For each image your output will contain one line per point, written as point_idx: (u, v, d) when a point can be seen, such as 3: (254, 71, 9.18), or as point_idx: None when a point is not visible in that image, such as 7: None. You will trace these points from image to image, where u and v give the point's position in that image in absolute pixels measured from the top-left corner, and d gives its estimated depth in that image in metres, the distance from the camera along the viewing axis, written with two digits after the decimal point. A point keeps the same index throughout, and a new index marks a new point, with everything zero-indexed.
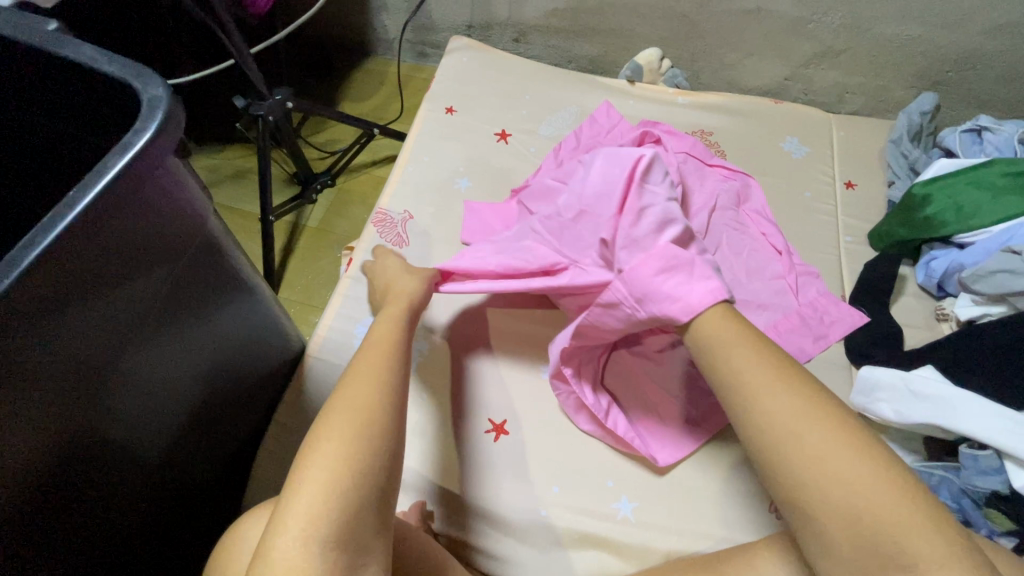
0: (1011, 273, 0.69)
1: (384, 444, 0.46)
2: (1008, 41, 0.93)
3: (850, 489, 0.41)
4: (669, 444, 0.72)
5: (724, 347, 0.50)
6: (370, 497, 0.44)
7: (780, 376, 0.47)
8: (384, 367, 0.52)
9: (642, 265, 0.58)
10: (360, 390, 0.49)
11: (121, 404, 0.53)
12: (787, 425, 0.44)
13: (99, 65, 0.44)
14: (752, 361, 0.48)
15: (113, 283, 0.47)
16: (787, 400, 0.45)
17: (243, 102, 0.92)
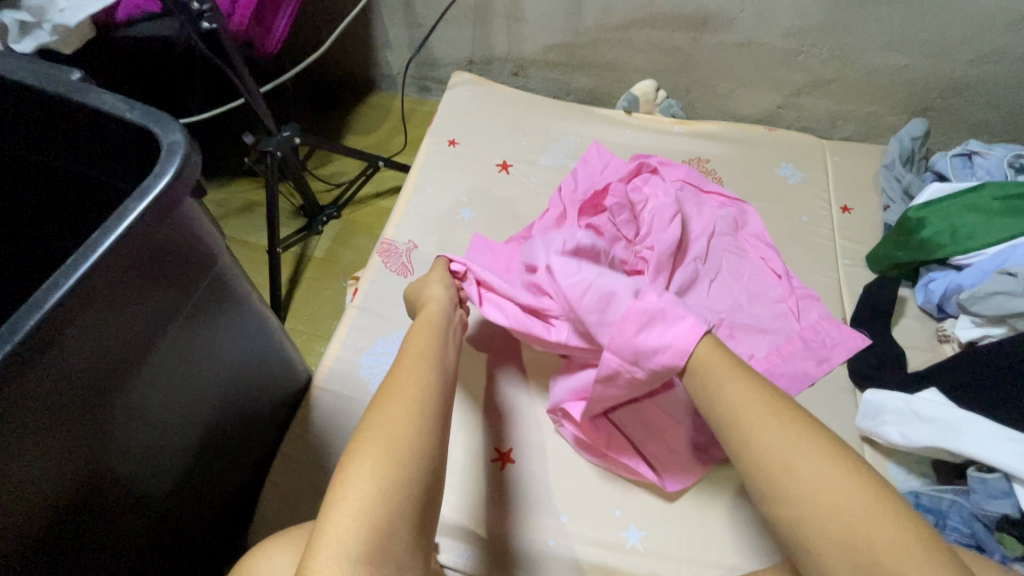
0: (1007, 295, 0.70)
1: (415, 470, 0.46)
2: (992, 68, 0.96)
3: (841, 515, 0.41)
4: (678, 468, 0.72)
5: (715, 376, 0.52)
6: (401, 522, 0.44)
7: (770, 402, 0.48)
8: (414, 383, 0.52)
9: (622, 328, 0.61)
10: (388, 411, 0.49)
11: (129, 436, 0.53)
12: (775, 451, 0.45)
13: (121, 112, 0.46)
14: (741, 389, 0.50)
15: (128, 320, 0.48)
16: (781, 432, 0.46)
17: (252, 138, 0.94)
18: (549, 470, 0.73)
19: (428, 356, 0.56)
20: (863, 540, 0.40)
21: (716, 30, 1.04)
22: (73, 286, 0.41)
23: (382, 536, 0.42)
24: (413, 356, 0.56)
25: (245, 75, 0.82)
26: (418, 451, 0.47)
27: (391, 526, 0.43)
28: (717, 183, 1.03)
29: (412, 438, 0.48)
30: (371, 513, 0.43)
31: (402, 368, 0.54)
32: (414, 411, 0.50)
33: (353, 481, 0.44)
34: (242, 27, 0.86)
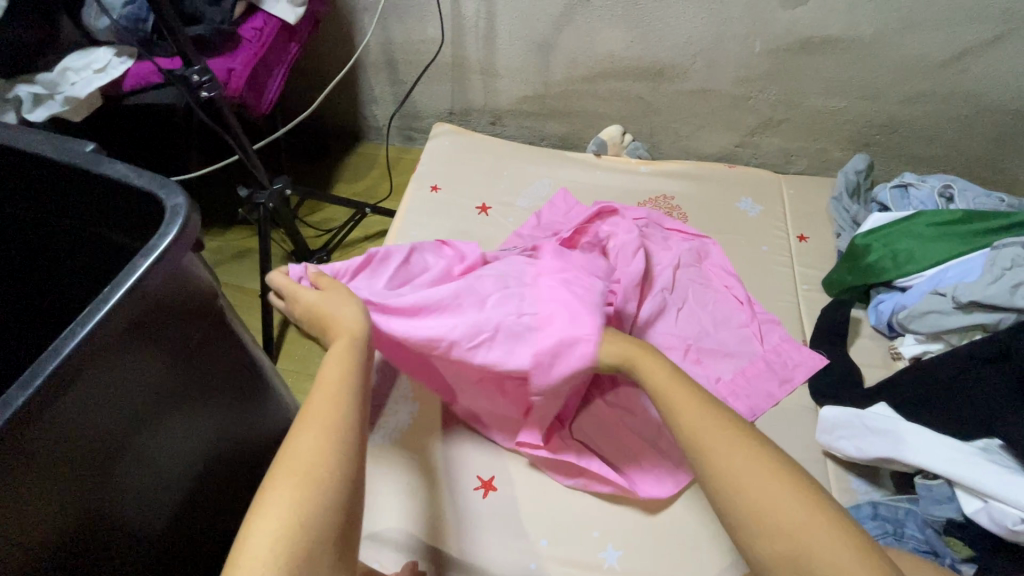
0: (939, 313, 0.77)
1: (333, 485, 0.45)
2: (922, 107, 1.06)
3: (778, 529, 0.44)
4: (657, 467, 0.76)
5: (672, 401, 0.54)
6: (321, 543, 0.43)
7: (727, 429, 0.50)
8: (335, 407, 0.50)
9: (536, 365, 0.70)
10: (308, 437, 0.47)
11: (130, 468, 0.57)
12: (729, 471, 0.47)
13: (130, 179, 0.52)
14: (700, 415, 0.51)
15: (133, 363, 0.53)
16: (733, 451, 0.48)
17: (245, 191, 1.01)
18: (527, 496, 0.77)
19: (348, 373, 0.54)
20: (802, 552, 0.42)
21: (672, 80, 1.14)
22: (88, 333, 0.47)
23: (300, 563, 0.41)
24: (333, 381, 0.52)
25: (239, 133, 0.89)
26: (337, 477, 0.46)
27: (310, 554, 0.42)
28: (681, 219, 1.11)
29: (331, 464, 0.46)
30: (294, 540, 0.42)
31: (318, 393, 0.52)
32: (333, 437, 0.48)
33: (272, 508, 0.43)
34: (238, 92, 0.94)
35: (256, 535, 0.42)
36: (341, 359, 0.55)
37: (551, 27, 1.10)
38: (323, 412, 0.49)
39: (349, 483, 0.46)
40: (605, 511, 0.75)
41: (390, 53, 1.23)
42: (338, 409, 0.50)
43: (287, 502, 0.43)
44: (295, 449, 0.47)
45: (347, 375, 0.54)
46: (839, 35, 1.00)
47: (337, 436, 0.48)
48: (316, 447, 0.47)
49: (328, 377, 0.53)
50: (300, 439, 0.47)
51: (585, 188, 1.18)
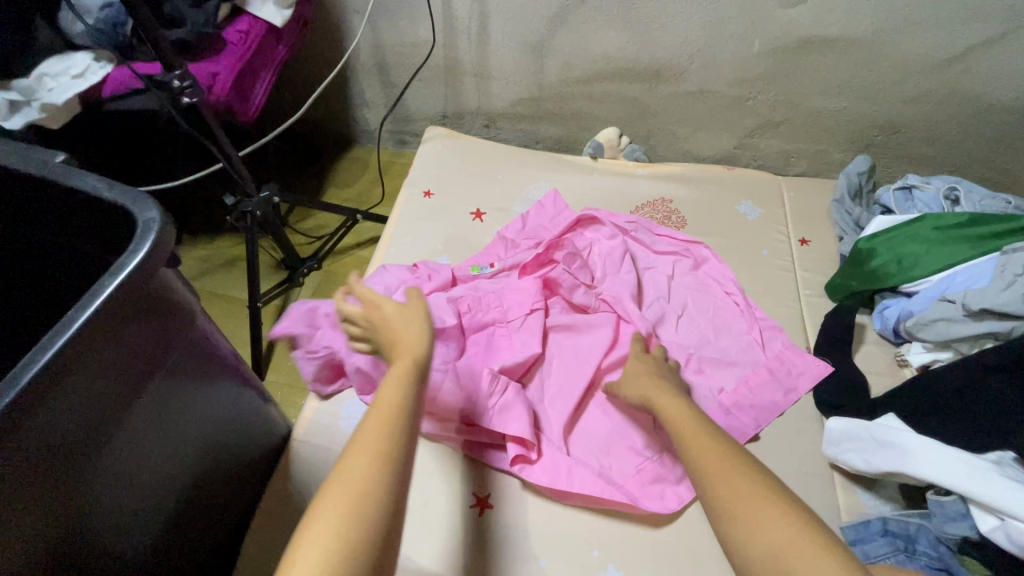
0: (948, 321, 0.74)
1: (378, 513, 0.44)
2: (924, 108, 1.04)
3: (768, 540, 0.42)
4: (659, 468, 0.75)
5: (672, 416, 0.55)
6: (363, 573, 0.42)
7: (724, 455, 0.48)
8: (385, 428, 0.48)
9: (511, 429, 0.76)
10: (356, 461, 0.46)
11: (113, 494, 0.54)
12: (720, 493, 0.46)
13: (101, 192, 0.49)
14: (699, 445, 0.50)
15: (105, 386, 0.50)
16: (723, 476, 0.46)
17: (231, 199, 0.97)
18: (524, 514, 0.74)
19: (401, 393, 0.52)
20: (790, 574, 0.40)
21: (668, 81, 1.11)
22: (53, 361, 0.44)
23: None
24: (386, 403, 0.50)
25: (225, 141, 0.87)
26: (383, 505, 0.44)
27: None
28: (679, 223, 1.08)
29: (375, 492, 0.44)
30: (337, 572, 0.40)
31: (373, 414, 0.50)
32: (387, 461, 0.46)
33: (318, 534, 0.42)
34: (222, 98, 0.91)
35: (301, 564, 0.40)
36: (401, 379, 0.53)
37: (545, 28, 1.08)
38: (376, 434, 0.48)
39: (393, 512, 0.45)
40: (606, 528, 0.73)
41: (381, 55, 1.20)
42: (386, 434, 0.48)
43: (335, 528, 0.42)
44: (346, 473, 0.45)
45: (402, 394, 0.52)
46: (839, 34, 0.98)
47: (391, 463, 0.46)
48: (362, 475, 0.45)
49: (382, 399, 0.51)
50: (351, 462, 0.46)
51: (582, 192, 1.15)
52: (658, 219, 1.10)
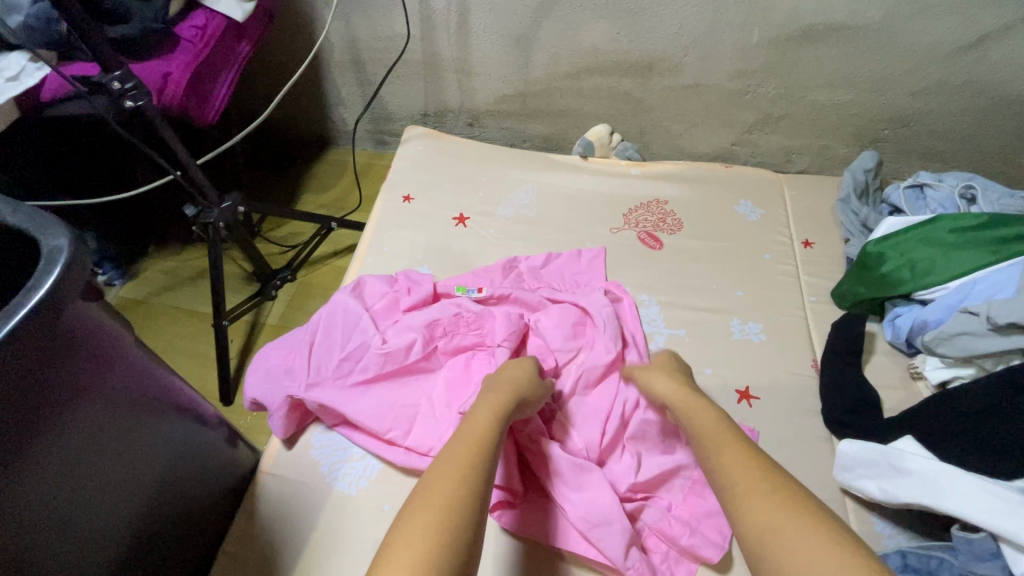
0: (970, 334, 0.68)
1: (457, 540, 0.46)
2: (934, 100, 0.98)
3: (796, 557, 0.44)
4: (653, 519, 0.68)
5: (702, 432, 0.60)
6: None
7: (762, 472, 0.52)
8: (472, 454, 0.54)
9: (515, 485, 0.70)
10: (447, 480, 0.51)
11: (39, 547, 0.48)
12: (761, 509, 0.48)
13: (3, 216, 0.44)
14: (735, 460, 0.54)
15: (22, 439, 0.44)
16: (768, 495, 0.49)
17: (191, 210, 0.90)
18: (510, 554, 0.68)
19: (485, 428, 0.58)
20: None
21: (662, 75, 1.05)
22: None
23: None
24: (472, 442, 0.56)
25: (182, 151, 0.79)
26: (464, 521, 0.48)
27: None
28: (674, 226, 1.02)
29: (460, 511, 0.48)
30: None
31: (459, 443, 0.56)
32: (468, 480, 0.51)
33: (408, 542, 0.45)
34: (176, 100, 0.83)
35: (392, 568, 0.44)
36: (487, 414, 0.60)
37: (529, 20, 1.01)
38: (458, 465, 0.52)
39: (473, 537, 0.47)
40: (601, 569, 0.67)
41: (356, 51, 1.12)
42: (473, 463, 0.53)
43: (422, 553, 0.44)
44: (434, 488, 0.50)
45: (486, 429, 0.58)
46: (845, 21, 0.91)
47: (471, 478, 0.52)
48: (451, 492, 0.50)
49: (471, 429, 0.58)
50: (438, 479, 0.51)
51: (572, 195, 1.08)
52: (652, 221, 1.04)
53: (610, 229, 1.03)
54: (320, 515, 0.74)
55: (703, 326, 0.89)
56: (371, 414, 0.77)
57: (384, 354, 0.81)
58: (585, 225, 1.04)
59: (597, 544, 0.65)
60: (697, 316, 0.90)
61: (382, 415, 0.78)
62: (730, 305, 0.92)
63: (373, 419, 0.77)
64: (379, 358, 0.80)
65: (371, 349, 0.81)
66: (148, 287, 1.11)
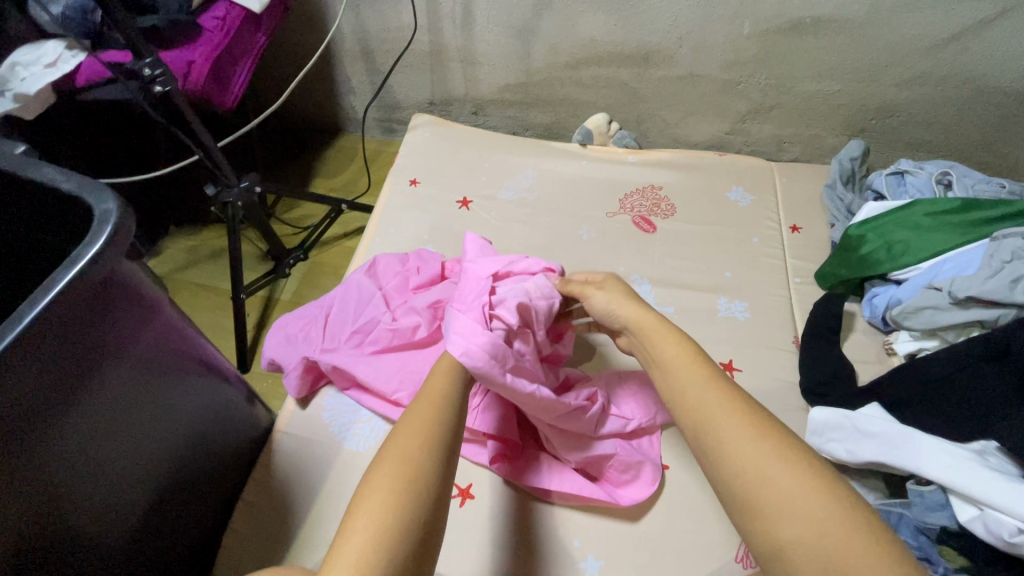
0: (936, 309, 0.74)
1: (427, 484, 0.50)
2: (919, 91, 1.02)
3: (788, 509, 0.45)
4: (628, 455, 0.76)
5: (675, 377, 0.57)
6: (410, 529, 0.47)
7: (748, 419, 0.50)
8: (434, 412, 0.56)
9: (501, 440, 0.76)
10: (411, 437, 0.53)
11: (70, 501, 0.54)
12: (749, 460, 0.48)
13: (58, 183, 0.50)
14: (716, 398, 0.53)
15: (64, 385, 0.50)
16: (754, 448, 0.48)
17: (212, 189, 0.96)
18: (506, 504, 0.75)
19: (448, 385, 0.59)
20: (829, 549, 0.42)
21: (658, 65, 1.09)
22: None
23: (388, 539, 0.46)
24: (436, 393, 0.58)
25: (204, 134, 0.86)
26: (432, 483, 0.50)
27: (401, 565, 0.45)
28: (667, 210, 1.07)
29: (423, 473, 0.50)
30: (395, 531, 0.46)
31: (425, 394, 0.58)
32: (433, 444, 0.53)
33: (372, 505, 0.47)
34: (198, 86, 0.89)
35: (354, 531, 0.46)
36: (447, 370, 0.61)
37: (531, 12, 1.05)
38: (421, 420, 0.54)
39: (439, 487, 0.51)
40: (587, 516, 0.74)
41: (366, 42, 1.18)
42: (434, 421, 0.55)
43: (386, 501, 0.48)
44: (397, 447, 0.52)
45: (446, 390, 0.59)
46: (832, 14, 0.95)
47: (438, 438, 0.53)
48: (416, 450, 0.52)
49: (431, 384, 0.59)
50: (403, 441, 0.52)
51: (570, 180, 1.14)
52: (647, 206, 1.08)
53: (607, 213, 1.08)
54: (332, 468, 0.81)
55: (692, 304, 0.94)
56: (382, 379, 0.84)
57: (394, 327, 0.87)
58: (582, 209, 1.09)
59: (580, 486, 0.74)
60: (685, 294, 0.95)
61: (392, 381, 0.84)
62: (718, 284, 0.97)
63: (383, 384, 0.83)
64: (388, 333, 0.87)
65: (383, 323, 0.88)
66: (169, 264, 1.17)
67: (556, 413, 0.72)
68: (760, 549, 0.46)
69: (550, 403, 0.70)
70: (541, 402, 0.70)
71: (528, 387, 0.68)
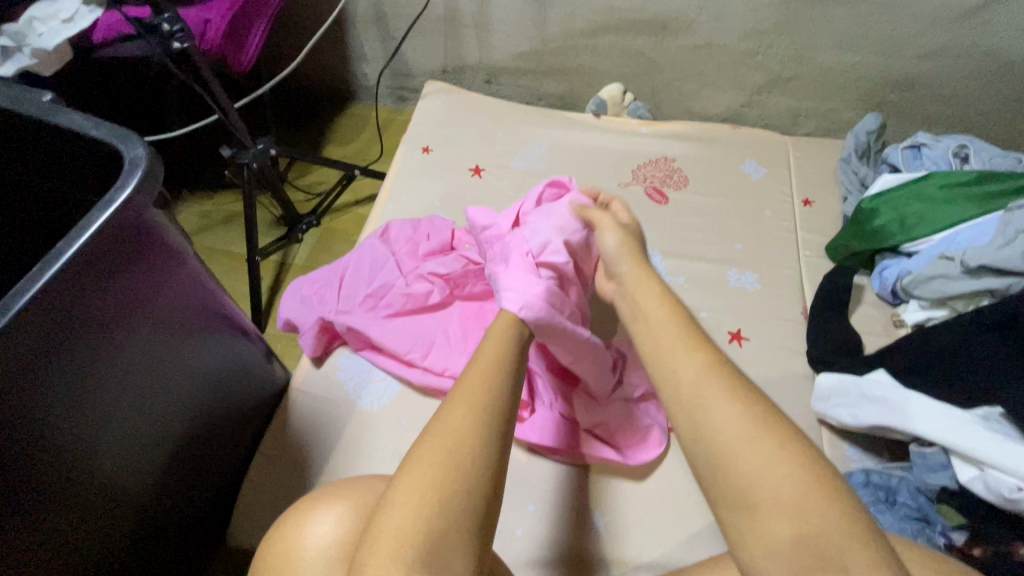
0: (945, 277, 0.75)
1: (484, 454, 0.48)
2: (939, 64, 1.00)
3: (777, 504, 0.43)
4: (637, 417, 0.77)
5: (664, 347, 0.55)
6: (463, 496, 0.46)
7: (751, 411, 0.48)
8: (483, 387, 0.53)
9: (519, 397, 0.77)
10: (458, 411, 0.50)
11: (95, 451, 0.56)
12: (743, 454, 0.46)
13: (86, 129, 0.51)
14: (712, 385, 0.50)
15: (95, 331, 0.53)
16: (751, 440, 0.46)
17: (228, 151, 0.97)
18: (515, 460, 0.77)
19: (495, 362, 0.56)
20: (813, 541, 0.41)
21: (675, 34, 1.08)
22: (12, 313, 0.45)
23: (440, 504, 0.45)
24: (487, 361, 0.56)
25: (220, 95, 0.86)
26: (486, 456, 0.48)
27: (452, 530, 0.45)
28: (680, 181, 1.07)
29: (478, 446, 0.49)
30: (448, 499, 0.46)
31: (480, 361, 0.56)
32: (483, 420, 0.50)
33: (412, 484, 0.46)
34: (214, 45, 0.90)
35: (397, 509, 0.45)
36: (501, 340, 0.59)
37: None
38: (476, 387, 0.53)
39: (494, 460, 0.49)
40: (593, 473, 0.76)
41: (380, 6, 1.17)
42: (489, 390, 0.53)
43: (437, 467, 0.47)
44: (443, 423, 0.50)
45: (493, 368, 0.55)
46: None
47: (486, 418, 0.50)
48: (462, 425, 0.49)
49: (484, 351, 0.57)
50: (449, 417, 0.50)
51: (583, 149, 1.13)
52: (659, 177, 1.08)
53: (619, 183, 1.08)
54: (346, 424, 0.83)
55: (702, 275, 0.95)
56: (396, 339, 0.85)
57: (409, 289, 0.88)
58: (595, 179, 1.09)
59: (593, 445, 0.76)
60: (695, 265, 0.96)
61: (406, 341, 0.85)
62: (728, 256, 0.97)
63: (397, 344, 0.85)
64: (401, 298, 0.88)
65: (397, 286, 0.89)
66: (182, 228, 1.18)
67: (601, 364, 0.74)
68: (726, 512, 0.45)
69: (599, 348, 0.73)
70: (593, 348, 0.72)
71: (586, 331, 0.71)
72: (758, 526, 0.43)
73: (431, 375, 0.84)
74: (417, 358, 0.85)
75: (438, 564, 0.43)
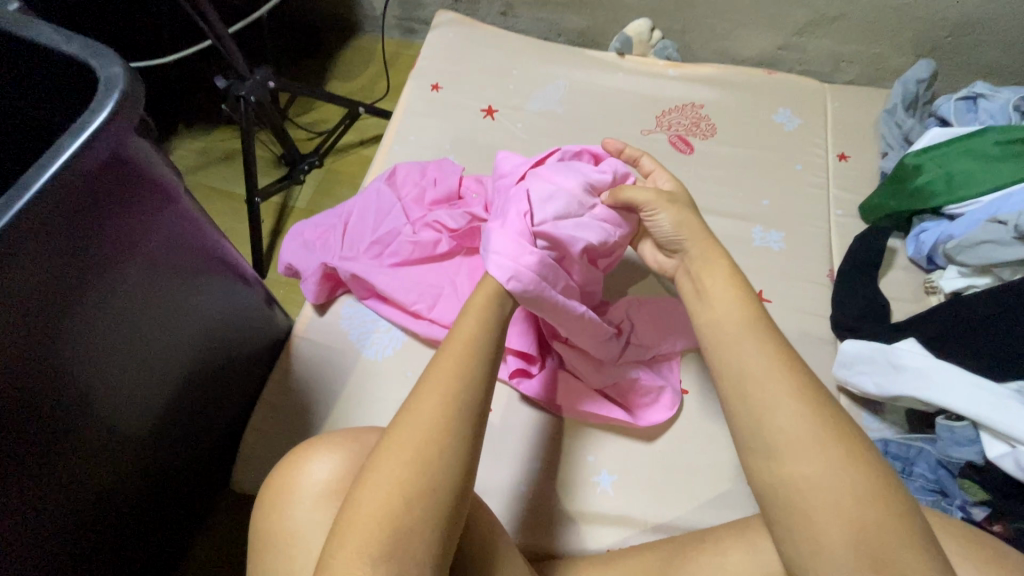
0: (995, 244, 0.69)
1: (458, 426, 0.46)
2: (1006, 6, 0.90)
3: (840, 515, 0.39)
4: (649, 378, 0.75)
5: (718, 328, 0.50)
6: (442, 473, 0.44)
7: (811, 409, 0.43)
8: (457, 374, 0.48)
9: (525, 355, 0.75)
10: (427, 400, 0.46)
11: (85, 398, 0.54)
12: (804, 462, 0.41)
13: (57, 44, 0.46)
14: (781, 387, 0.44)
15: (77, 272, 0.49)
16: (819, 449, 0.41)
17: (223, 82, 0.90)
18: (528, 418, 0.75)
19: (471, 346, 0.51)
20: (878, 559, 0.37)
21: None
22: None
23: (417, 482, 0.43)
24: (467, 334, 0.52)
25: (213, 16, 0.78)
26: (464, 431, 0.46)
27: (426, 510, 0.43)
28: (707, 130, 0.99)
29: (458, 419, 0.46)
30: (427, 473, 0.43)
31: (454, 340, 0.52)
32: (455, 410, 0.46)
33: (384, 476, 0.43)
34: None
35: (367, 497, 0.43)
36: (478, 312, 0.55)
37: None
38: (455, 357, 0.50)
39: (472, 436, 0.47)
40: (604, 434, 0.75)
41: None
42: (470, 366, 0.49)
43: (419, 438, 0.45)
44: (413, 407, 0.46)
45: (469, 347, 0.50)
46: None
47: (462, 410, 0.46)
48: (435, 419, 0.45)
49: (459, 331, 0.52)
50: (417, 406, 0.46)
51: (603, 91, 1.05)
52: (685, 125, 1.01)
53: (641, 130, 1.00)
54: (351, 375, 0.81)
55: (725, 231, 0.89)
56: (402, 288, 0.82)
57: (415, 237, 0.84)
58: (615, 125, 1.02)
59: (599, 405, 0.74)
60: (719, 221, 0.90)
61: (410, 291, 0.82)
62: (755, 212, 0.91)
63: (403, 294, 0.82)
64: (408, 246, 0.84)
65: (403, 233, 0.85)
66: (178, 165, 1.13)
67: (598, 332, 0.70)
68: (772, 509, 0.41)
69: (596, 321, 0.68)
70: (588, 320, 0.67)
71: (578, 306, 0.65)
72: (812, 530, 0.39)
73: (433, 328, 0.81)
74: (423, 310, 0.82)
75: (401, 553, 0.41)
